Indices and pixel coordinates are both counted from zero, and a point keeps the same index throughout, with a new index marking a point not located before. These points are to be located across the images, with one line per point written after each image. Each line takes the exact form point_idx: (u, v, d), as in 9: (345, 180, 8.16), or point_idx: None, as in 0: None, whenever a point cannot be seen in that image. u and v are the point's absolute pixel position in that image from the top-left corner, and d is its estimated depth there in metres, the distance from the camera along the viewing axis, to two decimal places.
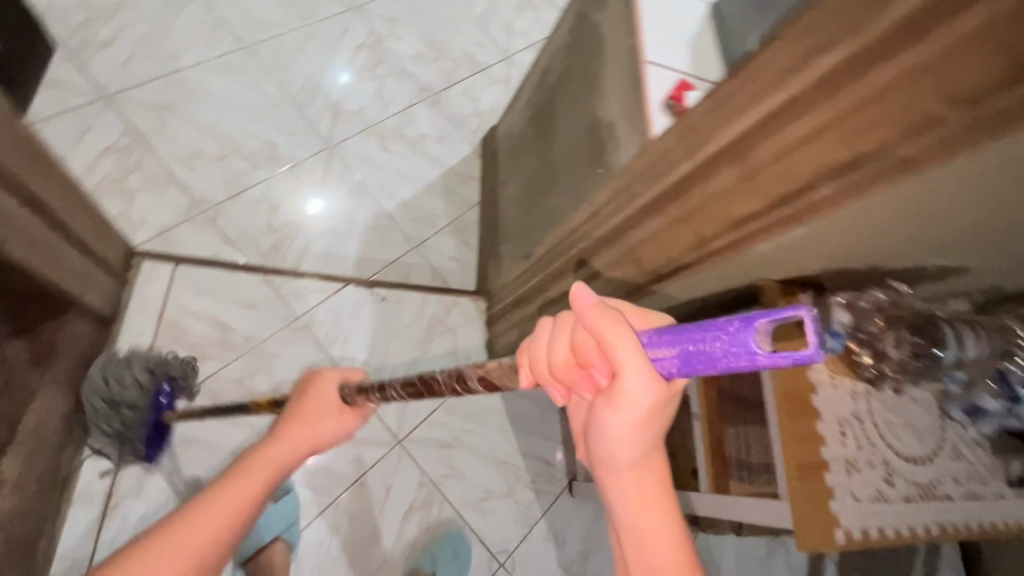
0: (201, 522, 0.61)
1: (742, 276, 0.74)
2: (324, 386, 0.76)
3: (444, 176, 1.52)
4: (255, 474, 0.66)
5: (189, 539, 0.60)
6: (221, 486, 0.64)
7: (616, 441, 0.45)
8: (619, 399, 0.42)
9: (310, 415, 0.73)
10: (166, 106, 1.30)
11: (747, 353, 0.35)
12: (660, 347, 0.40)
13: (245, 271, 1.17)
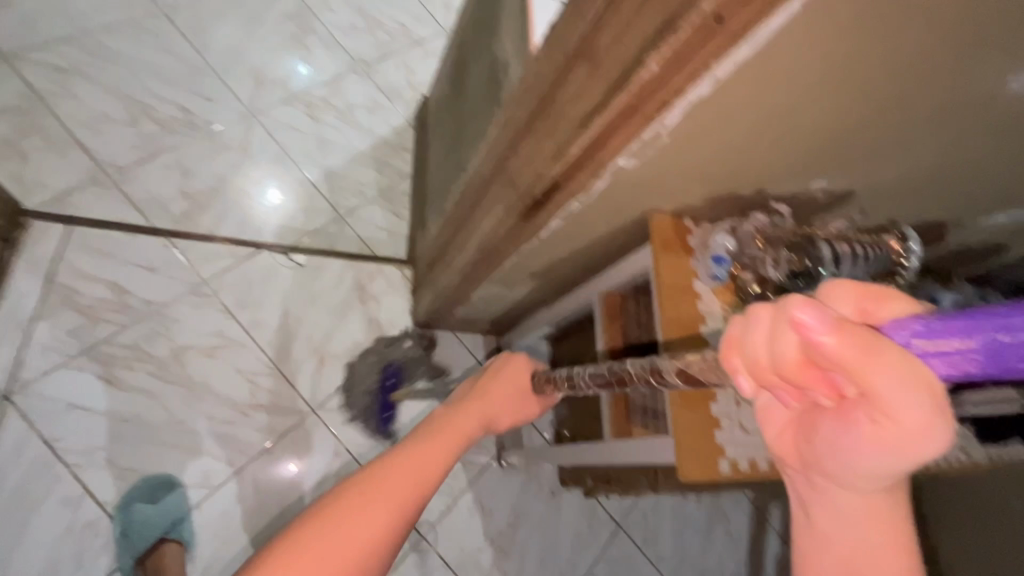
0: (425, 459, 0.57)
1: (631, 205, 0.73)
2: (516, 368, 0.75)
3: (375, 146, 1.49)
4: (451, 435, 0.62)
5: (414, 472, 0.55)
6: (424, 437, 0.60)
7: (878, 472, 0.32)
8: (896, 443, 0.29)
9: (493, 391, 0.71)
10: (71, 68, 1.25)
11: None
12: (939, 342, 0.29)
13: (147, 234, 1.11)
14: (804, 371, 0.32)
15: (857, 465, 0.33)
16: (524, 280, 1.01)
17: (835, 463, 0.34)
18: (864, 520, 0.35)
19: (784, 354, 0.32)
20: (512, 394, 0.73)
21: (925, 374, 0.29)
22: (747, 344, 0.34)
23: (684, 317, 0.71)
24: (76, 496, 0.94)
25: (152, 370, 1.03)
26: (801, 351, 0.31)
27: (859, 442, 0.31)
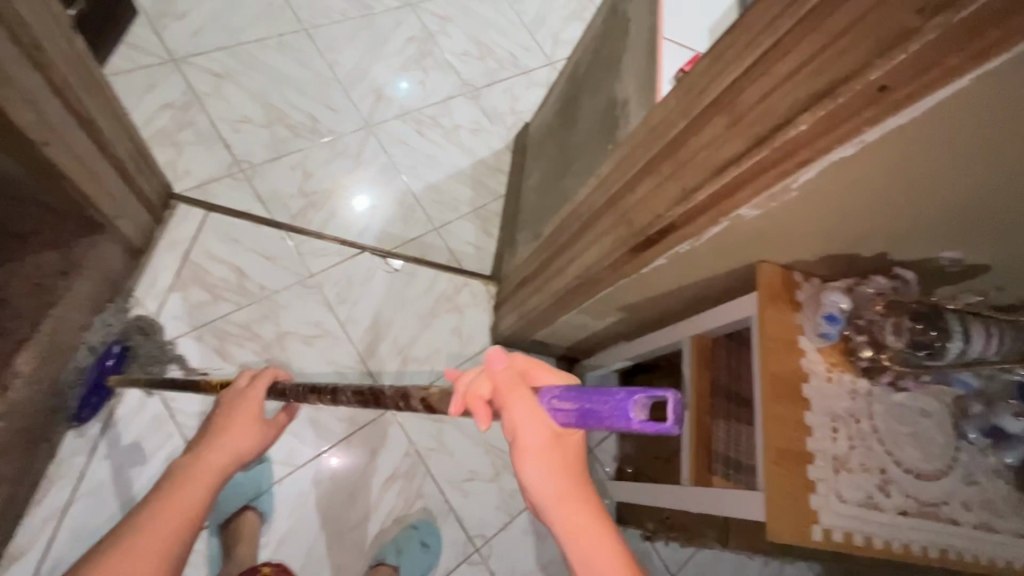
0: (158, 522, 0.52)
1: (739, 254, 0.73)
2: (250, 396, 0.65)
3: (474, 166, 1.56)
4: (194, 485, 0.56)
5: (150, 544, 0.51)
6: (161, 495, 0.55)
7: (540, 476, 0.44)
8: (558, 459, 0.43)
9: (229, 424, 0.62)
10: (225, 74, 1.41)
11: (620, 418, 0.39)
12: (563, 401, 0.43)
13: (269, 226, 1.22)
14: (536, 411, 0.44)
15: (554, 469, 0.44)
16: (610, 312, 1.02)
17: (536, 479, 0.44)
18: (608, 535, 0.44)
19: (478, 390, 0.47)
20: (247, 415, 0.63)
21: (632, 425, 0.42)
22: (503, 384, 0.46)
23: (787, 372, 0.69)
24: (181, 455, 1.04)
25: (258, 349, 1.13)
26: (489, 392, 0.47)
27: (544, 446, 0.44)
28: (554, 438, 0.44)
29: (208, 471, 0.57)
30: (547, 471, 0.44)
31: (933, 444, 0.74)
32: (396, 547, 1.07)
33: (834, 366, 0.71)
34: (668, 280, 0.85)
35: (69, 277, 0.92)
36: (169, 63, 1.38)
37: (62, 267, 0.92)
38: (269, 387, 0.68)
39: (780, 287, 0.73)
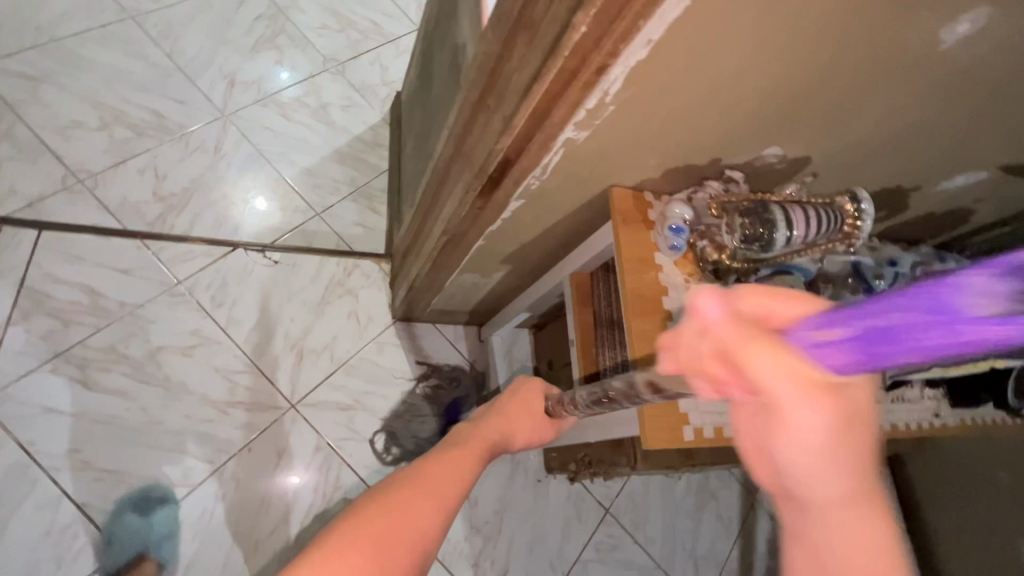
0: (457, 455, 0.56)
1: (591, 182, 0.74)
2: (535, 393, 0.77)
3: (350, 144, 1.49)
4: (479, 450, 0.59)
5: (454, 468, 0.53)
6: (437, 458, 0.54)
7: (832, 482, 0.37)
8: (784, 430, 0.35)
9: (519, 407, 0.74)
10: (41, 76, 1.25)
11: (938, 326, 0.23)
12: (834, 336, 0.29)
13: (120, 236, 1.11)
14: (804, 395, 0.34)
15: (818, 453, 0.36)
16: (496, 265, 1.01)
17: (760, 441, 0.38)
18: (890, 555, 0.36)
19: (705, 348, 0.37)
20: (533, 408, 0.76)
21: (812, 372, 0.33)
22: (725, 337, 0.36)
23: (645, 287, 0.71)
24: (57, 498, 0.94)
25: (127, 370, 1.03)
26: (715, 346, 0.37)
27: (808, 435, 0.35)
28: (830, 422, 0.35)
29: (474, 439, 0.62)
30: (812, 470, 0.37)
31: None
32: None
33: (690, 276, 0.73)
34: (535, 222, 0.85)
35: None
36: None
37: None
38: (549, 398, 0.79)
39: (633, 209, 0.74)
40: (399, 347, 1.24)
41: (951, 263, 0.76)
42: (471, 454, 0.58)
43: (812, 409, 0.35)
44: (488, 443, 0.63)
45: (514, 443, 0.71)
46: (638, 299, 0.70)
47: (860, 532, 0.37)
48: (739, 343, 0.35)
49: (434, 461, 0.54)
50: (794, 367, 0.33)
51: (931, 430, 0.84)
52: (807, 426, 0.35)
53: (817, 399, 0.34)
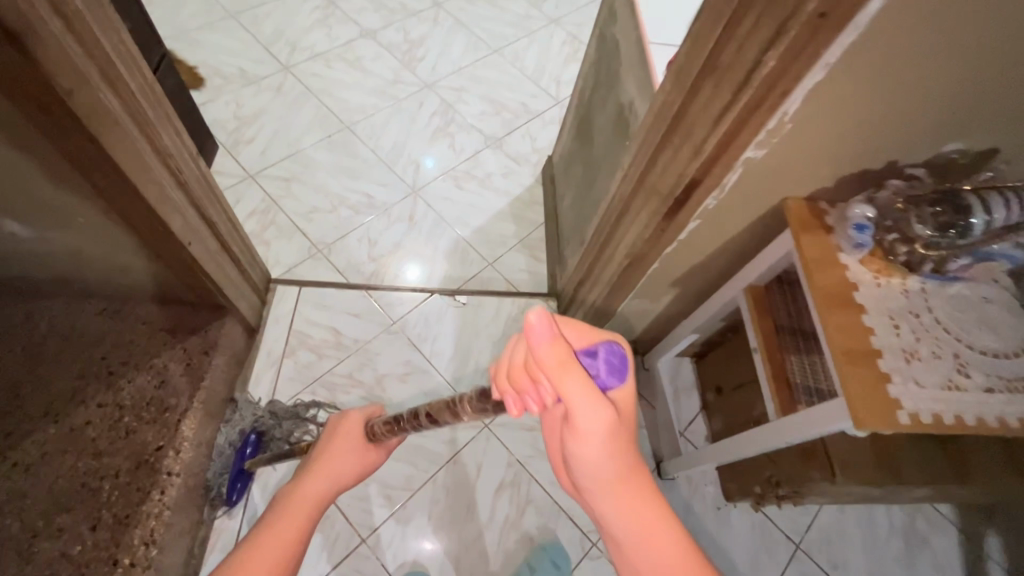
0: (298, 501, 0.69)
1: (765, 196, 0.82)
2: (348, 426, 0.84)
3: (511, 204, 1.73)
4: (300, 507, 0.68)
5: (277, 532, 0.64)
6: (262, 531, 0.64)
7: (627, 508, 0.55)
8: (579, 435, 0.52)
9: (335, 455, 0.79)
10: (292, 177, 1.67)
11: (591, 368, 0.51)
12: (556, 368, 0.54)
13: (352, 288, 1.41)
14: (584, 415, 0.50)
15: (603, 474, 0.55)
16: (665, 289, 1.11)
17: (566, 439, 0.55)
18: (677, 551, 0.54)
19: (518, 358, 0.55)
20: (347, 446, 0.81)
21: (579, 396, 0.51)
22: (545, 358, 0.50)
23: (834, 284, 0.76)
24: None
25: (362, 394, 1.27)
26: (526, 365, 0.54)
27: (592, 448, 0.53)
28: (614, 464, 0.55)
29: (313, 479, 0.73)
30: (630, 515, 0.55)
31: (1005, 327, 0.76)
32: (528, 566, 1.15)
33: (879, 273, 0.77)
34: (709, 242, 0.94)
35: (210, 354, 1.12)
36: (247, 179, 1.65)
37: (203, 348, 1.12)
38: (365, 425, 0.85)
39: (809, 217, 0.80)
40: None
41: None
42: (311, 499, 0.70)
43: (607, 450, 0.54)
44: (333, 479, 0.75)
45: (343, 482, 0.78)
46: (828, 292, 0.75)
47: (653, 534, 0.54)
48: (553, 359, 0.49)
49: (262, 531, 0.64)
50: (590, 408, 0.50)
51: None
52: (602, 452, 0.54)
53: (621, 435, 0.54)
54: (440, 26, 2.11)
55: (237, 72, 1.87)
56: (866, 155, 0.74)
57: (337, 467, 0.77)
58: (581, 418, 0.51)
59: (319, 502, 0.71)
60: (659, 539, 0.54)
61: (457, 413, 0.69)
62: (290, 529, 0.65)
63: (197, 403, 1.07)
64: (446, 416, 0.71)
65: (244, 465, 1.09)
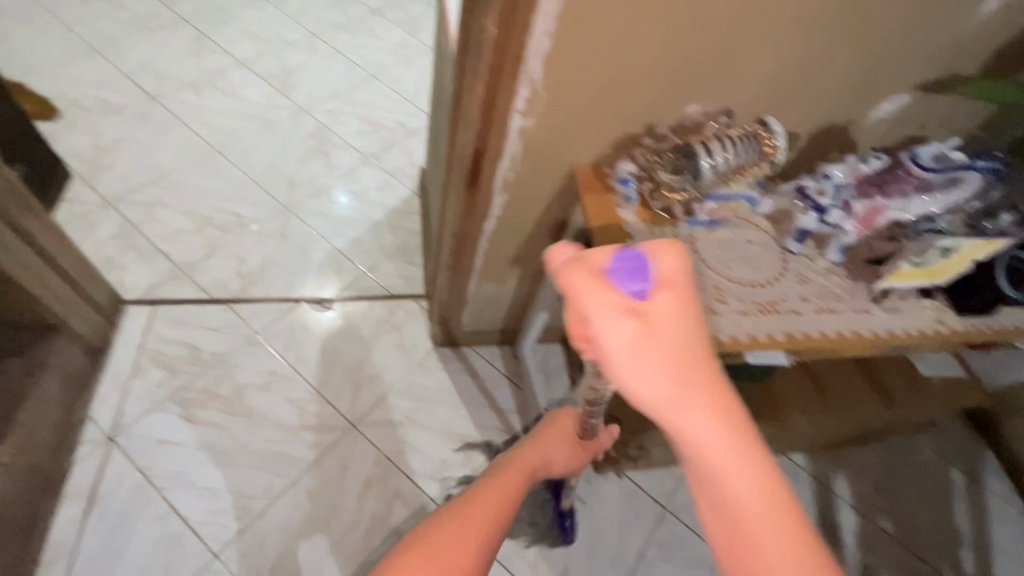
0: (491, 491, 0.63)
1: (556, 166, 0.91)
2: (562, 420, 0.78)
3: (388, 215, 1.77)
4: (508, 484, 0.65)
5: (479, 510, 0.60)
6: (452, 509, 0.59)
7: (714, 434, 0.41)
8: (607, 353, 0.44)
9: (547, 437, 0.76)
10: (155, 201, 1.64)
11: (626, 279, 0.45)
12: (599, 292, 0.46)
13: (212, 303, 1.38)
14: (622, 342, 0.43)
15: (661, 406, 0.43)
16: (507, 270, 1.18)
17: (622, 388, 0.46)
18: (747, 483, 0.41)
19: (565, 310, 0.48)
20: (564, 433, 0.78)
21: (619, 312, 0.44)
22: (568, 281, 0.46)
23: (611, 235, 0.84)
24: (169, 516, 1.10)
25: (220, 406, 1.24)
26: (566, 306, 0.48)
27: (650, 374, 0.43)
28: (683, 380, 0.43)
29: (506, 477, 0.66)
30: (723, 443, 0.41)
31: (761, 261, 0.87)
32: None
33: (651, 222, 0.86)
34: (525, 217, 1.02)
35: (35, 374, 1.08)
36: (105, 205, 1.61)
37: (29, 369, 1.08)
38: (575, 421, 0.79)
39: (591, 182, 0.90)
40: (442, 368, 1.39)
41: (878, 162, 0.85)
42: (512, 486, 0.65)
43: (667, 373, 0.43)
44: (527, 471, 0.70)
45: (552, 468, 0.77)
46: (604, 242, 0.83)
47: (728, 465, 0.41)
48: (581, 294, 0.44)
49: (457, 508, 0.59)
50: (623, 341, 0.43)
51: (935, 336, 0.88)
52: (659, 376, 0.43)
53: (670, 358, 0.43)
54: (317, 54, 2.18)
55: (98, 102, 1.83)
56: (624, 120, 0.84)
57: (529, 467, 0.70)
58: (619, 347, 0.43)
59: (510, 497, 0.63)
60: (732, 470, 0.41)
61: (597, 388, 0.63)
62: (485, 514, 0.59)
63: (17, 424, 1.03)
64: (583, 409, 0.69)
65: None
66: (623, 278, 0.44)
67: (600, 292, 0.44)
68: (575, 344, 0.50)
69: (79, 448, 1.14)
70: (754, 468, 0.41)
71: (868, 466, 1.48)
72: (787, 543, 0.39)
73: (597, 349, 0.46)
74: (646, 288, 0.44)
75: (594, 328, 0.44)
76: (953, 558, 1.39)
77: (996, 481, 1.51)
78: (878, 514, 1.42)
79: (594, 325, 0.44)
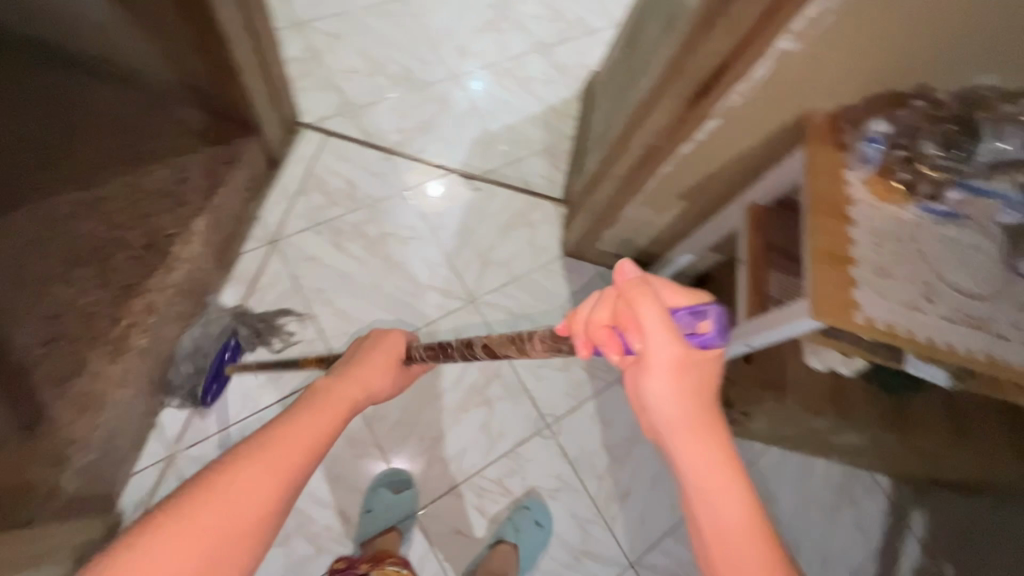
0: (293, 436, 0.53)
1: (790, 107, 0.83)
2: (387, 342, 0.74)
3: (545, 111, 1.73)
4: (334, 409, 0.59)
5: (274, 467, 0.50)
6: (262, 438, 0.52)
7: (712, 468, 0.49)
8: (651, 364, 0.46)
9: (335, 396, 0.61)
10: (337, 35, 1.68)
11: (698, 331, 0.47)
12: (692, 320, 0.47)
13: (372, 148, 1.44)
14: (608, 344, 0.49)
15: (667, 422, 0.50)
16: (672, 201, 1.14)
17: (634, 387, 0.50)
18: (728, 487, 0.49)
19: (599, 314, 0.48)
20: (383, 361, 0.72)
21: (674, 333, 0.45)
22: (631, 295, 0.45)
23: (832, 195, 0.78)
24: (306, 324, 1.24)
25: (364, 244, 1.33)
26: (610, 315, 0.48)
27: (665, 387, 0.48)
28: (682, 396, 0.49)
29: (314, 416, 0.56)
30: (700, 480, 0.49)
31: (986, 272, 0.78)
32: (512, 526, 1.16)
33: (880, 195, 0.79)
34: (725, 151, 0.96)
35: (230, 164, 1.18)
36: (293, 27, 1.66)
37: (226, 157, 1.18)
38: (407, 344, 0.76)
39: (826, 133, 0.81)
40: (563, 276, 1.42)
41: None
42: (317, 435, 0.54)
43: (684, 396, 0.49)
44: (343, 416, 0.59)
45: (371, 400, 0.68)
46: (825, 202, 0.77)
47: (709, 492, 0.49)
48: (636, 296, 0.45)
49: (267, 439, 0.52)
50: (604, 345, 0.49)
51: None
52: (676, 393, 0.49)
53: (694, 394, 0.49)
54: None
55: None
56: (898, 72, 0.76)
57: (342, 412, 0.59)
58: (656, 351, 0.46)
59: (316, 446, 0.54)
60: (717, 499, 0.48)
61: (523, 348, 0.59)
62: (274, 484, 0.50)
63: (212, 204, 1.14)
64: (508, 349, 0.61)
65: (222, 369, 1.15)
66: (703, 321, 0.47)
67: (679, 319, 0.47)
68: (595, 340, 0.49)
69: (247, 243, 1.28)
70: (747, 502, 0.49)
71: (957, 513, 1.38)
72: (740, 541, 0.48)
73: (638, 352, 0.47)
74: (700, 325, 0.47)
75: (637, 332, 0.46)
76: None
77: None
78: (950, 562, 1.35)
79: (637, 324, 0.46)
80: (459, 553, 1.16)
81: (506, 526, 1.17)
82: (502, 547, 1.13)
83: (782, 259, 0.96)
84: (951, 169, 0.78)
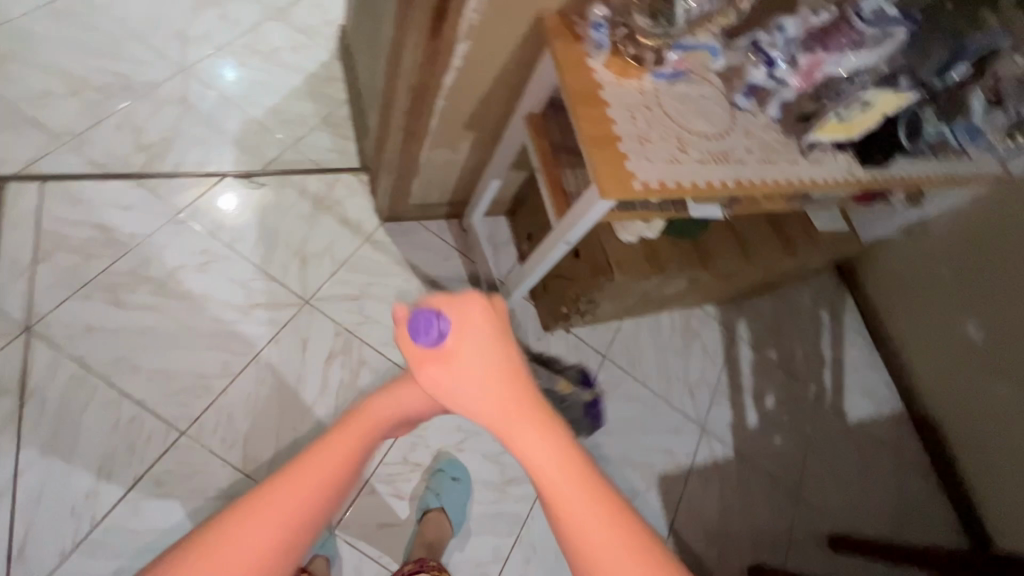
0: (327, 456, 0.46)
1: (523, 13, 0.88)
2: None
3: (307, 80, 1.58)
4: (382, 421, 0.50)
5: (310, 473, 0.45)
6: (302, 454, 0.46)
7: (548, 458, 0.44)
8: (445, 384, 0.47)
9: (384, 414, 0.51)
10: (3, 55, 1.32)
11: (439, 337, 0.47)
12: (435, 330, 0.47)
13: (114, 178, 1.24)
14: (391, 401, 0.50)
15: (491, 420, 0.45)
16: (461, 133, 1.15)
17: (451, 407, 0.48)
18: (594, 513, 0.43)
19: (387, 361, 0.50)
20: None
21: (463, 343, 0.47)
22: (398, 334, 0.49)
23: (583, 84, 0.85)
24: (118, 401, 1.04)
25: (152, 289, 1.14)
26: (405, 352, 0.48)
27: (480, 397, 0.46)
28: (509, 413, 0.45)
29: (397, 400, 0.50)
30: (555, 473, 0.43)
31: (714, 114, 0.93)
32: (434, 493, 1.16)
33: (620, 74, 0.88)
34: (486, 72, 0.99)
35: None
36: None
37: None
38: None
39: (560, 29, 0.88)
40: (391, 242, 1.38)
41: (827, 16, 0.91)
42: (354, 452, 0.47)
43: (492, 402, 0.46)
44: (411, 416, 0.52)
45: None
46: (579, 93, 0.84)
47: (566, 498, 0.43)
48: (404, 332, 0.48)
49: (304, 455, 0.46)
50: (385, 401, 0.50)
51: (848, 184, 1.01)
52: (484, 402, 0.46)
53: (501, 397, 0.46)
54: None
55: None
56: None
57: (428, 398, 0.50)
58: (465, 355, 0.47)
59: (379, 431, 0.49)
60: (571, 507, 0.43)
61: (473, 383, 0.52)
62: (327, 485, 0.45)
63: None
64: None
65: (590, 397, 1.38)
66: (433, 324, 0.47)
67: (478, 321, 0.48)
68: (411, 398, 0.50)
69: None
70: (592, 499, 0.43)
71: (760, 312, 1.78)
72: (615, 544, 0.42)
73: (432, 379, 0.47)
74: (464, 305, 0.49)
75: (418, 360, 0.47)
76: (818, 375, 1.76)
77: (851, 317, 1.91)
78: (767, 347, 1.73)
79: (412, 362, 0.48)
80: (392, 543, 1.13)
81: (427, 495, 1.16)
82: (432, 516, 1.12)
83: (568, 156, 1.03)
84: (663, 35, 0.87)
